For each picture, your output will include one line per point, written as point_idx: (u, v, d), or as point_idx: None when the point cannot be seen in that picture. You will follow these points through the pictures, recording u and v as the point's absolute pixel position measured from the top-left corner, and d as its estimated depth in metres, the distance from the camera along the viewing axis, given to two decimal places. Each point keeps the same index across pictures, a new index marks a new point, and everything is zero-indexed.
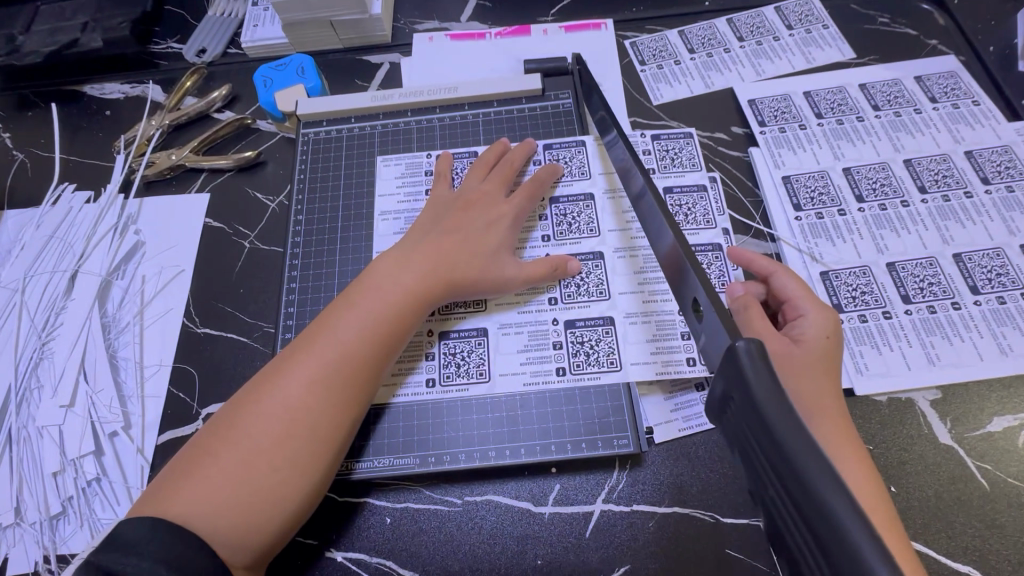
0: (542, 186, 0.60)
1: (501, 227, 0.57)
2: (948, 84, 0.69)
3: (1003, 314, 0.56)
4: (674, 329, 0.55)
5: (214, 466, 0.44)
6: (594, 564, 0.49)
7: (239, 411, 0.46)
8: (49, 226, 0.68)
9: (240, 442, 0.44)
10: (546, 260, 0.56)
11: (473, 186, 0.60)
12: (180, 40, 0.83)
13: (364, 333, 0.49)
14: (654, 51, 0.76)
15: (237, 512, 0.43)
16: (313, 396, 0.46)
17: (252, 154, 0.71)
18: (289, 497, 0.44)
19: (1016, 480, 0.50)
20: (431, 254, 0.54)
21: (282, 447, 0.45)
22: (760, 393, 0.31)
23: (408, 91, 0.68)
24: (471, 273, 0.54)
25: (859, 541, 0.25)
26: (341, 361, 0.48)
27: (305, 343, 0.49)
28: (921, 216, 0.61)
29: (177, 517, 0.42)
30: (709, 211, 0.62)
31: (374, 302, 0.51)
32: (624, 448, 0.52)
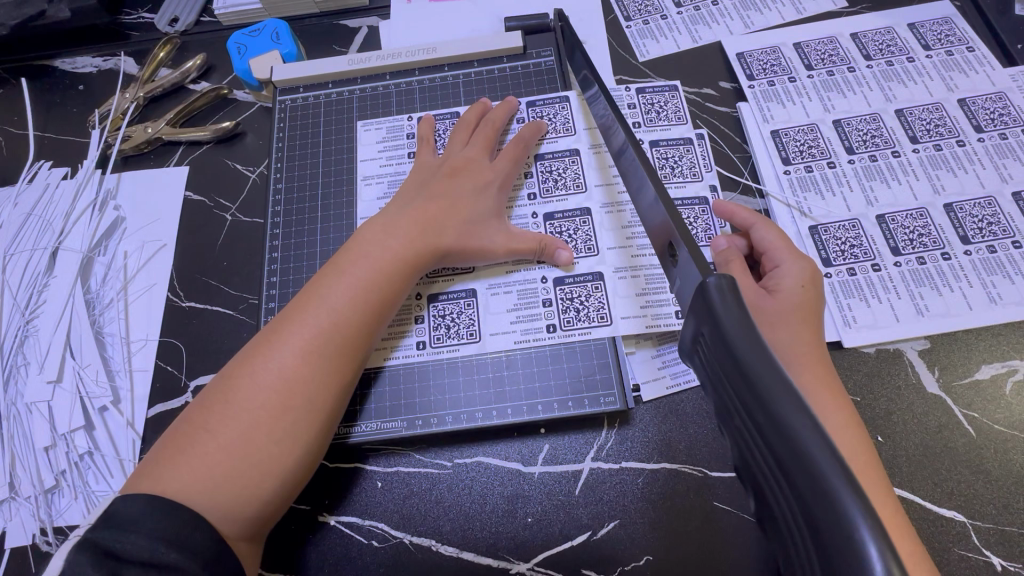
0: (525, 149, 0.59)
1: (488, 193, 0.56)
2: (943, 31, 0.67)
3: (994, 263, 0.55)
4: (663, 282, 0.55)
5: (209, 439, 0.43)
6: (583, 520, 0.50)
7: (231, 383, 0.45)
8: (28, 204, 0.67)
9: (235, 413, 0.44)
10: (535, 236, 0.55)
11: (457, 152, 0.58)
12: (151, 10, 0.80)
13: (355, 301, 0.48)
14: (640, 5, 0.74)
15: (235, 483, 0.42)
16: (308, 366, 0.46)
17: (229, 125, 0.70)
18: (290, 466, 0.45)
19: (1003, 426, 0.50)
20: (419, 219, 0.53)
21: (279, 418, 0.44)
22: (729, 327, 0.32)
23: (386, 53, 0.66)
24: (460, 239, 0.53)
25: (818, 459, 0.25)
26: (335, 331, 0.47)
27: (294, 312, 0.48)
28: (912, 167, 0.60)
29: (174, 491, 0.41)
30: (695, 163, 0.62)
31: (364, 269, 0.50)
32: (610, 405, 0.52)
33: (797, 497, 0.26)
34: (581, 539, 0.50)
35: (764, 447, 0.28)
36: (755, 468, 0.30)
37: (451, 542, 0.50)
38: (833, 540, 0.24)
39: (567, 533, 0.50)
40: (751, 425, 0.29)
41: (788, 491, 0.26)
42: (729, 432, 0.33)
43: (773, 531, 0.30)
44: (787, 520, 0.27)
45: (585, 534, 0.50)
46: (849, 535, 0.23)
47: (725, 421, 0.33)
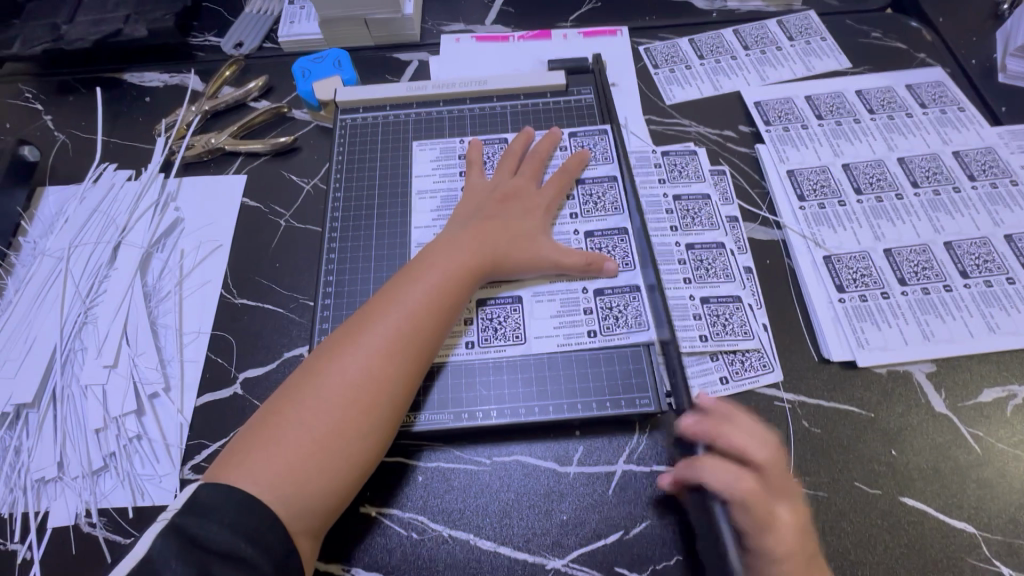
0: (569, 175, 0.65)
1: (535, 215, 0.62)
2: (936, 92, 0.76)
3: (991, 296, 0.61)
4: (687, 312, 0.61)
5: (296, 426, 0.47)
6: (616, 519, 0.53)
7: (315, 375, 0.49)
8: (93, 202, 0.71)
9: (319, 406, 0.47)
10: (583, 255, 0.59)
11: (507, 178, 0.64)
12: (218, 34, 0.87)
13: (428, 305, 0.53)
14: (666, 56, 0.82)
15: (318, 473, 0.46)
16: (387, 361, 0.50)
17: (287, 140, 0.75)
18: (364, 457, 0.48)
19: (1005, 445, 0.55)
20: (479, 234, 0.58)
21: (358, 412, 0.48)
22: None
23: (440, 83, 0.73)
24: (515, 254, 0.59)
25: None
26: (409, 333, 0.52)
27: (371, 313, 0.53)
28: (914, 208, 0.67)
29: (264, 481, 0.44)
30: (714, 215, 0.67)
31: (436, 277, 0.55)
32: (644, 407, 0.55)
33: None
34: (614, 538, 0.52)
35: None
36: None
37: (489, 536, 0.52)
38: None
39: (601, 532, 0.52)
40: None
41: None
42: None
43: None
44: None
45: (617, 533, 0.52)
46: None
47: None
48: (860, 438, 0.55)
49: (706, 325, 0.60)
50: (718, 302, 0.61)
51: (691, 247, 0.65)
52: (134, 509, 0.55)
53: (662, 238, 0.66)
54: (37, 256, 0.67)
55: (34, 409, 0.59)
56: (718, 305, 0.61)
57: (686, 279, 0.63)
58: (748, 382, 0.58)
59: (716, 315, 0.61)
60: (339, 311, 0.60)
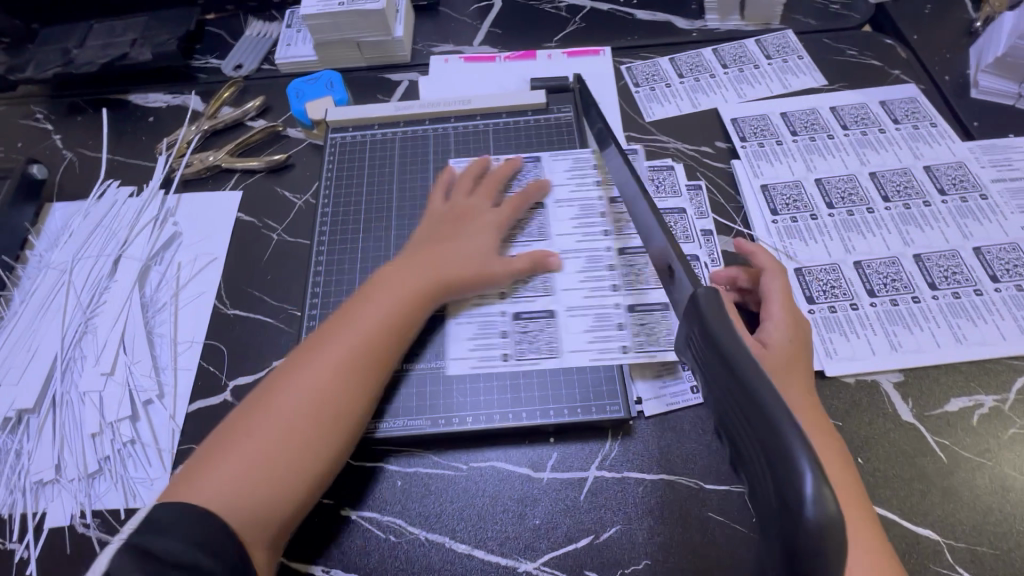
0: (528, 198, 0.67)
1: (488, 231, 0.63)
2: (909, 108, 0.78)
3: (958, 308, 0.62)
4: (663, 315, 0.61)
5: (245, 444, 0.49)
6: (587, 524, 0.54)
7: (267, 394, 0.52)
8: (97, 217, 0.75)
9: (270, 421, 0.50)
10: (527, 256, 0.62)
11: (462, 200, 0.66)
12: (219, 57, 0.92)
13: (364, 324, 0.55)
14: (647, 75, 0.85)
15: (265, 486, 0.48)
16: (335, 378, 0.53)
17: (281, 158, 0.79)
18: (313, 468, 0.50)
19: (971, 454, 0.56)
20: (434, 262, 0.60)
21: (303, 432, 0.50)
22: (715, 326, 0.38)
23: (426, 103, 0.76)
24: (466, 274, 0.60)
25: (774, 414, 0.31)
26: (360, 358, 0.54)
27: (323, 334, 0.55)
28: (885, 222, 0.68)
29: (213, 494, 0.47)
30: (687, 221, 0.70)
31: (382, 298, 0.57)
32: (614, 413, 0.57)
33: (762, 448, 0.32)
34: (584, 542, 0.53)
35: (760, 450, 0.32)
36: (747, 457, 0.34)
37: (464, 540, 0.54)
38: (785, 480, 0.30)
39: (572, 536, 0.54)
40: (744, 418, 0.34)
41: (777, 495, 0.30)
42: (716, 403, 0.38)
43: (752, 489, 0.35)
44: (758, 471, 0.33)
45: (588, 537, 0.54)
46: (794, 473, 0.29)
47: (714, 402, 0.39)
48: None
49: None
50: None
51: None
52: (126, 511, 0.57)
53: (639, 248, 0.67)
54: (42, 268, 0.71)
55: (34, 414, 0.62)
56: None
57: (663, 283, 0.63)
58: None
59: None
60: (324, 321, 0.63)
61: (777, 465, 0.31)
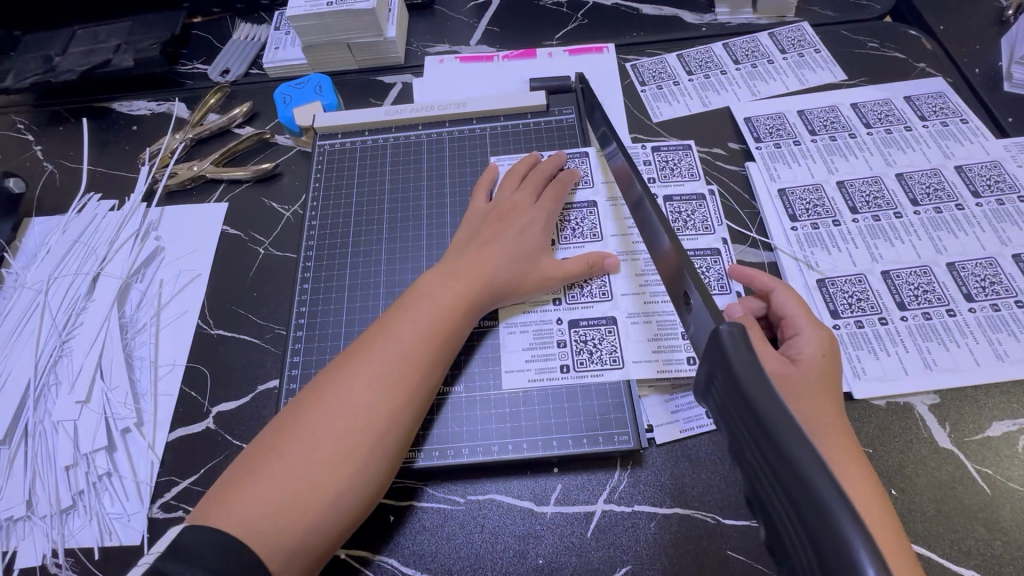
0: (565, 188, 0.63)
1: (535, 232, 0.59)
2: (937, 104, 0.72)
3: (998, 321, 0.57)
4: (675, 328, 0.57)
5: (283, 466, 0.45)
6: (595, 564, 0.50)
7: (305, 411, 0.47)
8: (76, 232, 0.71)
9: (305, 441, 0.46)
10: (583, 258, 0.59)
11: (507, 196, 0.62)
12: (206, 62, 0.88)
13: (411, 334, 0.51)
14: (653, 72, 0.80)
15: (295, 512, 0.43)
16: (378, 393, 0.48)
17: (269, 166, 0.74)
18: (348, 493, 0.45)
19: (1017, 484, 0.51)
20: (481, 265, 0.56)
21: (347, 455, 0.46)
22: (740, 370, 0.33)
23: (419, 106, 0.72)
24: (506, 277, 0.56)
25: (820, 488, 0.26)
26: (406, 372, 0.49)
27: (365, 344, 0.51)
28: (914, 227, 0.63)
29: (241, 519, 0.42)
30: (708, 217, 0.65)
31: (425, 306, 0.53)
32: (623, 444, 0.53)
33: (804, 526, 0.27)
34: None
35: (796, 521, 0.27)
36: (775, 523, 0.30)
37: None
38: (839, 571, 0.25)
39: None
40: (777, 484, 0.29)
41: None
42: (739, 459, 0.33)
43: (783, 563, 0.30)
44: (795, 550, 0.28)
45: None
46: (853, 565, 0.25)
47: (735, 457, 0.34)
48: None
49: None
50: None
51: None
52: (100, 550, 0.53)
53: None
54: (18, 288, 0.68)
55: (6, 445, 0.58)
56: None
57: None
58: None
59: None
60: (311, 342, 0.59)
61: (827, 551, 0.26)
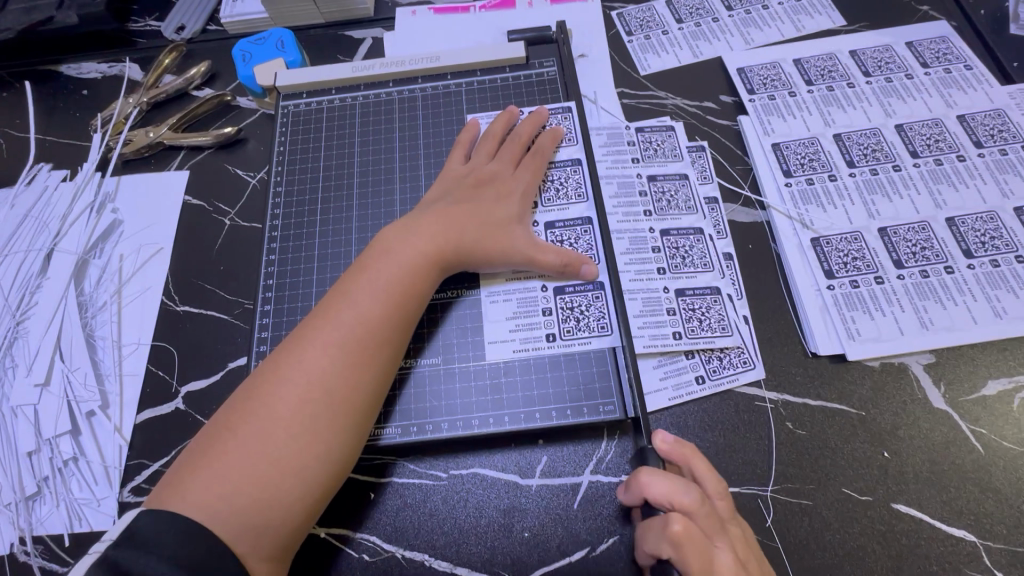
0: (547, 156, 0.59)
1: (510, 203, 0.56)
2: (940, 49, 0.68)
3: (997, 277, 0.55)
4: (661, 306, 0.56)
5: (240, 441, 0.42)
6: (582, 535, 0.48)
7: (259, 386, 0.45)
8: (25, 206, 0.66)
9: (263, 412, 0.43)
10: (562, 255, 0.53)
11: (481, 163, 0.58)
12: (159, 18, 0.81)
13: (373, 300, 0.48)
14: (641, 21, 0.75)
15: (255, 487, 0.41)
16: (337, 362, 0.45)
17: (231, 131, 0.69)
18: (312, 467, 0.43)
19: (1011, 443, 0.49)
20: (450, 234, 0.52)
21: (309, 428, 0.43)
22: None
23: (389, 61, 0.67)
24: (476, 250, 0.53)
25: None
26: (367, 339, 0.47)
27: (323, 310, 0.48)
28: (913, 181, 0.60)
29: (198, 496, 0.40)
30: (691, 197, 0.61)
31: (386, 270, 0.50)
32: (609, 414, 0.51)
33: None
34: (579, 556, 0.48)
35: None
36: None
37: (445, 557, 0.49)
38: None
39: (565, 549, 0.48)
40: None
41: None
42: None
43: None
44: None
45: (583, 550, 0.48)
46: None
47: None
48: (850, 440, 0.50)
49: (680, 321, 0.55)
50: (694, 296, 0.56)
51: (668, 233, 0.59)
52: (71, 536, 0.51)
53: (635, 223, 0.60)
54: None
55: None
56: (694, 299, 0.56)
57: (660, 268, 0.58)
58: (725, 382, 0.53)
59: (692, 310, 0.55)
60: (280, 317, 0.56)
61: None
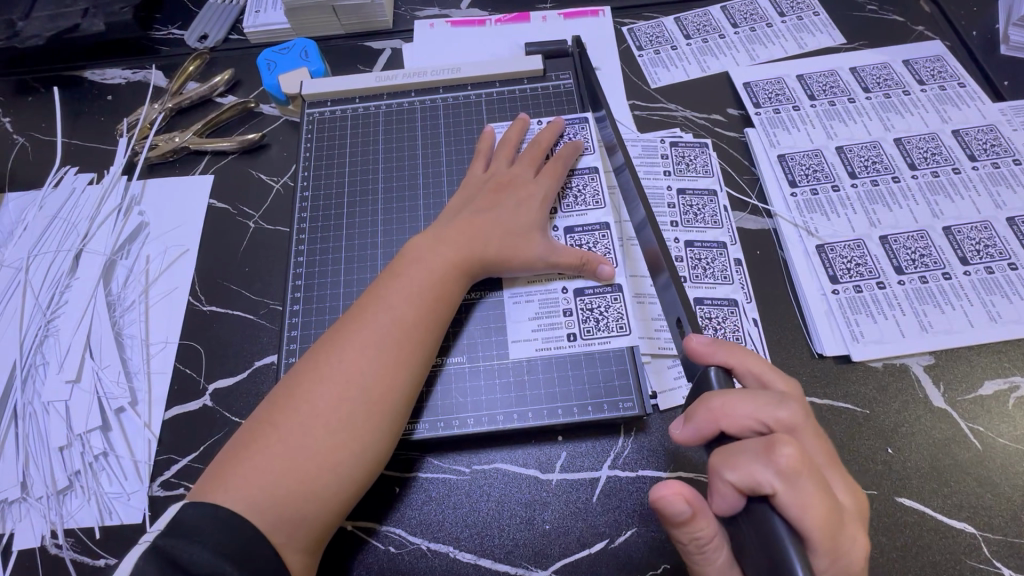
0: (565, 164, 0.61)
1: (531, 207, 0.58)
2: (935, 68, 0.72)
3: (992, 284, 0.58)
4: None
5: (280, 436, 0.44)
6: (601, 528, 0.50)
7: (298, 383, 0.47)
8: (53, 207, 0.68)
9: (302, 409, 0.45)
10: (577, 253, 0.56)
11: (502, 170, 0.61)
12: (182, 27, 0.83)
13: (406, 303, 0.50)
14: (651, 37, 0.78)
15: (295, 480, 0.43)
16: (372, 362, 0.47)
17: (256, 137, 0.72)
18: (348, 463, 0.45)
19: (1007, 440, 0.52)
20: (475, 238, 0.55)
21: (345, 424, 0.45)
22: None
23: (411, 72, 0.69)
24: (499, 253, 0.55)
25: None
26: (400, 341, 0.49)
27: (358, 313, 0.50)
28: (912, 192, 0.63)
29: (239, 489, 0.42)
30: (718, 212, 0.64)
31: (417, 274, 0.52)
32: (627, 411, 0.53)
33: None
34: (599, 547, 0.50)
35: None
36: None
37: (469, 549, 0.50)
38: None
39: (585, 541, 0.50)
40: None
41: None
42: None
43: None
44: None
45: (602, 542, 0.50)
46: None
47: None
48: (856, 437, 0.53)
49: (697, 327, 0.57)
50: (712, 304, 0.59)
51: (691, 244, 0.62)
52: (101, 529, 0.53)
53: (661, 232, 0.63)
54: None
55: None
56: (712, 308, 0.58)
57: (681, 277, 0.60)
58: None
59: (708, 318, 0.58)
60: (308, 316, 0.58)
61: None
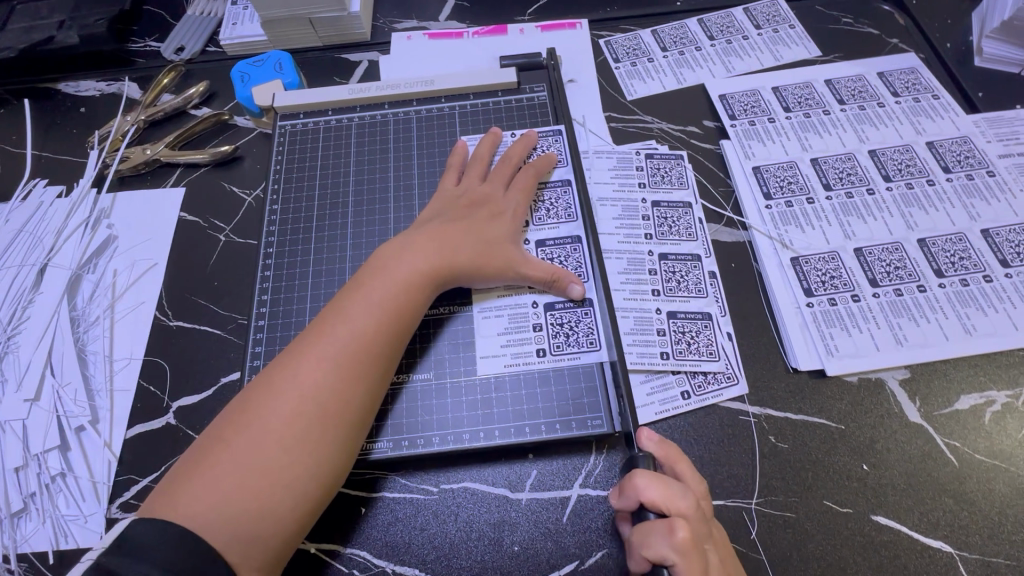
0: (537, 177, 0.61)
1: (502, 221, 0.57)
2: (909, 80, 0.72)
3: (966, 296, 0.58)
4: (652, 325, 0.58)
5: (234, 454, 0.43)
6: (571, 549, 0.49)
7: (253, 399, 0.45)
8: (19, 221, 0.67)
9: (257, 426, 0.44)
10: (548, 268, 0.55)
11: (473, 184, 0.60)
12: (158, 39, 0.83)
13: (369, 315, 0.49)
14: (627, 49, 0.78)
15: (248, 500, 0.42)
16: (332, 377, 0.46)
17: (228, 149, 0.71)
18: (305, 481, 0.44)
19: (984, 456, 0.51)
20: (443, 252, 0.54)
21: (301, 442, 0.44)
22: None
23: (385, 84, 0.69)
24: (468, 268, 0.54)
25: None
26: (362, 354, 0.48)
27: (319, 325, 0.49)
28: (886, 204, 0.63)
29: (189, 509, 0.41)
30: (692, 224, 0.63)
31: (381, 286, 0.51)
32: (596, 428, 0.52)
33: None
34: (569, 569, 0.48)
35: None
36: None
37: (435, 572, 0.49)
38: None
39: (554, 563, 0.49)
40: None
41: None
42: None
43: None
44: None
45: (572, 564, 0.49)
46: None
47: None
48: (831, 453, 0.52)
49: (669, 341, 0.57)
50: (685, 318, 0.58)
51: (665, 257, 0.61)
52: (56, 553, 0.51)
53: (634, 245, 0.62)
54: None
55: None
56: (685, 322, 0.58)
57: (655, 290, 0.59)
58: (711, 397, 0.54)
59: (681, 332, 0.57)
60: (274, 331, 0.57)
61: None
